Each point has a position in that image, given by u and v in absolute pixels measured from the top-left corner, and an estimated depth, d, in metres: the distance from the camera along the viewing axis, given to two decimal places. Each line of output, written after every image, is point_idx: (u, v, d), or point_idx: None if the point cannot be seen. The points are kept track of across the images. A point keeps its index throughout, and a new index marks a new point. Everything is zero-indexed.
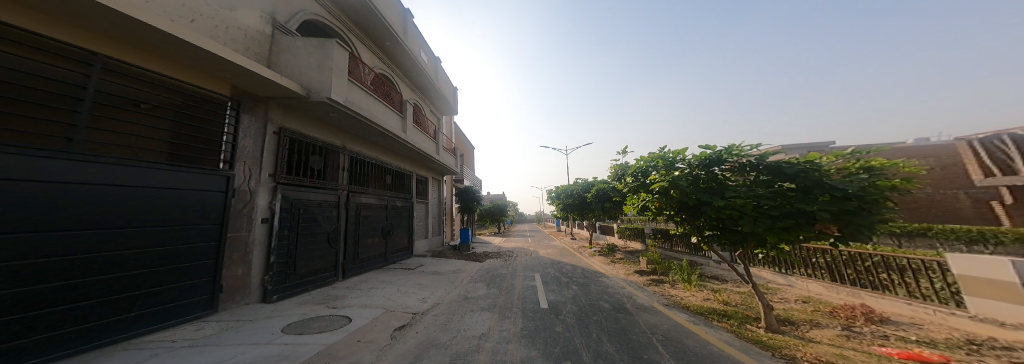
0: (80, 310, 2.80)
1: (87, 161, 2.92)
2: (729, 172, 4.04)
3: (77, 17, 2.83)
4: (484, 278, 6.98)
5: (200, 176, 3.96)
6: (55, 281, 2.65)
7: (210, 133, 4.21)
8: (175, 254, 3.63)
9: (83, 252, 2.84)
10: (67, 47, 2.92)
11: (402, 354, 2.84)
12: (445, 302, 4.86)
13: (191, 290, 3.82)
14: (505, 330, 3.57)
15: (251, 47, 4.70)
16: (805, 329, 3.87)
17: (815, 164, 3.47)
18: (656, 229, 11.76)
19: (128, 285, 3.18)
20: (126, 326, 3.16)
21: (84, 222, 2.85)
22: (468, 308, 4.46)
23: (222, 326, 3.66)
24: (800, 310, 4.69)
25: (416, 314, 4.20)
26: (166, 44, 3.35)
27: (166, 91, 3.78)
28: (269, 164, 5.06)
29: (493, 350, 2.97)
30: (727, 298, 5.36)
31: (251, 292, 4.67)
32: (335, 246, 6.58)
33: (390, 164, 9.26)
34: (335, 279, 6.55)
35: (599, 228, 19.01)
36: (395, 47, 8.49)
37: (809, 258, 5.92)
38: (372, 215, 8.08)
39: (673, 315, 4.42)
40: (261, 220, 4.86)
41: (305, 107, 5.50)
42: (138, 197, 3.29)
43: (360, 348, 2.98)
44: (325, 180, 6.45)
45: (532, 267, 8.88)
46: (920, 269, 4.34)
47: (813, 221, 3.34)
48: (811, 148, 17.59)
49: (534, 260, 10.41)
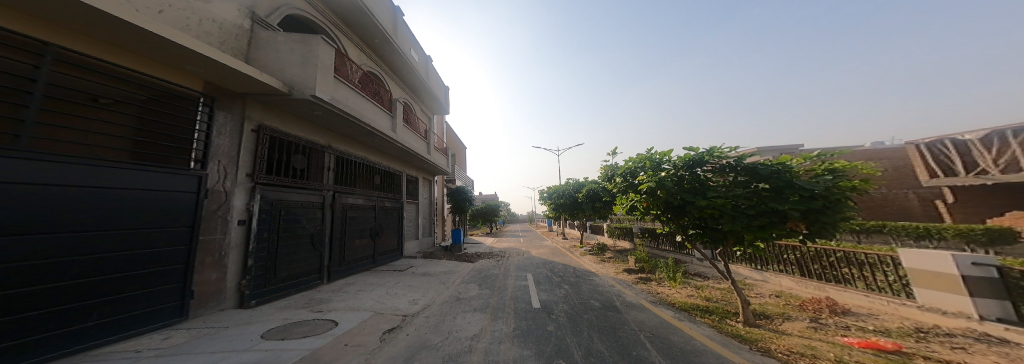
0: (30, 320, 2.59)
1: (38, 160, 2.70)
2: (711, 173, 4.20)
3: (30, 5, 2.63)
4: (476, 279, 6.95)
5: (169, 176, 3.74)
6: (5, 289, 2.45)
7: (180, 131, 3.99)
8: (140, 258, 3.43)
9: (35, 259, 2.64)
10: (16, 37, 2.70)
11: (391, 357, 2.79)
12: (436, 303, 4.81)
13: (159, 297, 3.60)
14: (497, 331, 3.57)
15: (227, 40, 4.48)
16: (778, 322, 4.07)
17: (786, 166, 3.67)
18: (644, 228, 12.07)
19: (84, 293, 2.96)
20: (84, 337, 2.94)
21: (35, 225, 2.64)
22: (458, 309, 4.43)
23: (194, 333, 3.47)
24: (773, 304, 4.92)
25: (406, 316, 4.13)
26: (133, 36, 3.16)
27: (129, 86, 3.55)
28: (247, 163, 4.84)
29: (484, 351, 2.96)
30: (709, 294, 5.57)
31: (226, 297, 4.44)
32: (320, 248, 6.36)
33: (378, 164, 9.03)
34: (320, 282, 6.33)
35: (588, 227, 19.39)
36: (384, 45, 8.31)
37: (781, 254, 6.26)
38: (359, 216, 7.87)
39: (658, 312, 4.55)
40: (237, 222, 4.64)
41: (288, 105, 5.29)
42: (97, 199, 3.07)
43: (346, 352, 2.91)
44: (308, 180, 6.23)
45: (523, 266, 8.90)
46: (876, 263, 4.64)
47: (784, 219, 3.52)
48: (785, 151, 18.67)
49: (525, 260, 10.45)
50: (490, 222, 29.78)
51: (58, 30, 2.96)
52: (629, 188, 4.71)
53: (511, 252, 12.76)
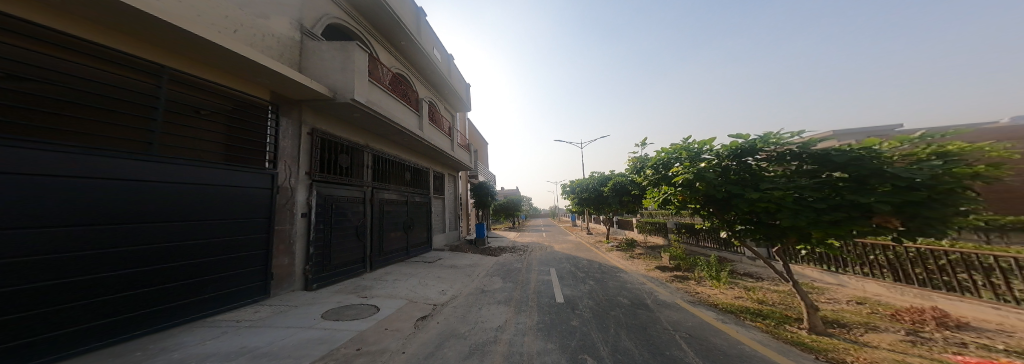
0: (162, 292, 3.27)
1: (160, 163, 3.31)
2: (765, 162, 3.78)
3: (150, 34, 3.17)
4: (500, 272, 7.08)
5: (249, 175, 4.31)
6: (147, 266, 3.16)
7: (254, 136, 4.56)
8: (234, 243, 4.05)
9: (162, 242, 3.29)
10: (141, 62, 3.30)
11: (424, 343, 2.97)
12: (463, 294, 5.01)
13: (248, 277, 4.25)
14: (521, 323, 3.62)
15: (284, 51, 4.98)
16: (858, 332, 3.58)
17: (872, 151, 3.10)
18: (681, 223, 11.42)
19: (188, 272, 3.53)
20: (199, 306, 3.62)
21: (161, 215, 3.28)
22: (483, 301, 4.55)
23: (275, 310, 4.02)
24: (852, 311, 4.33)
25: (437, 306, 4.36)
26: (220, 56, 3.66)
27: (220, 98, 4.15)
28: (306, 162, 5.39)
29: (509, 342, 3.04)
30: (763, 296, 5.10)
31: (294, 280, 5.03)
32: (363, 239, 6.91)
33: (408, 161, 9.48)
34: (364, 270, 6.90)
35: (616, 222, 18.62)
36: (410, 46, 8.64)
37: (865, 255, 5.36)
38: (394, 210, 8.41)
39: (698, 312, 4.30)
40: (301, 214, 5.20)
41: (334, 109, 5.76)
42: (200, 195, 3.68)
43: (386, 335, 3.14)
44: (352, 177, 6.76)
45: (546, 261, 8.85)
46: (1013, 269, 3.73)
47: (868, 214, 3.01)
48: (860, 133, 16.00)
49: (549, 254, 10.44)
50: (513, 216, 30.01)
51: (173, 56, 3.56)
52: (663, 180, 4.45)
53: (536, 247, 12.80)
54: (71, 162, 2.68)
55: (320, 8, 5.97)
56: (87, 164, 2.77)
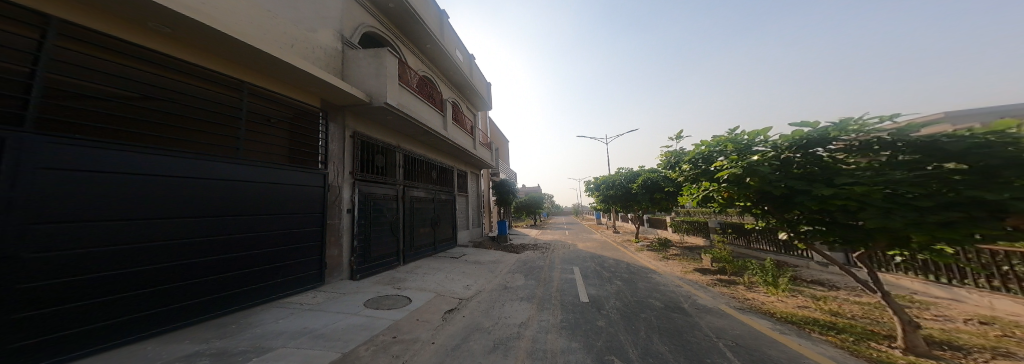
0: (246, 275, 3.95)
1: (238, 164, 3.93)
2: (842, 154, 3.01)
3: (231, 55, 3.79)
4: (523, 269, 7.10)
5: (304, 175, 4.83)
6: (235, 252, 3.84)
7: (308, 140, 5.09)
8: (296, 235, 4.68)
9: (245, 232, 3.95)
10: (228, 79, 3.98)
11: (451, 335, 3.09)
12: (486, 290, 5.13)
13: (307, 265, 4.86)
14: (544, 321, 3.61)
15: (328, 61, 5.42)
16: (979, 358, 2.72)
17: (1007, 136, 2.21)
18: (725, 223, 10.62)
19: (261, 258, 4.16)
20: (272, 288, 4.27)
21: (242, 211, 3.92)
22: (506, 297, 4.61)
23: (328, 296, 4.50)
24: (973, 333, 3.29)
25: (462, 300, 4.52)
26: (280, 69, 4.19)
27: (285, 107, 4.77)
28: (350, 163, 5.87)
29: (533, 338, 3.05)
30: (836, 307, 4.44)
31: (341, 271, 5.51)
32: (396, 234, 7.36)
33: (434, 159, 9.82)
34: (398, 263, 7.35)
35: (647, 221, 17.67)
36: (435, 49, 8.93)
37: (996, 266, 4.09)
38: (423, 207, 8.83)
39: (750, 321, 3.89)
40: (346, 210, 5.69)
41: (370, 113, 6.17)
42: (269, 193, 4.28)
43: (417, 325, 3.34)
44: (387, 176, 7.22)
45: (570, 260, 8.69)
46: None
47: (999, 214, 2.14)
48: None
49: (573, 252, 10.24)
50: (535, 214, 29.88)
51: (251, 73, 4.24)
52: (703, 175, 4.10)
53: (558, 244, 12.66)
54: (179, 164, 3.32)
55: (356, 18, 6.38)
56: (190, 167, 3.41)
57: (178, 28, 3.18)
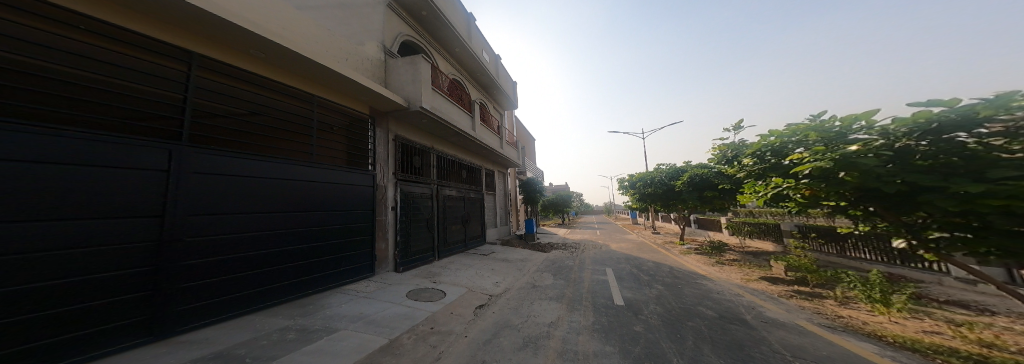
0: (316, 263, 4.46)
1: (309, 167, 4.45)
2: (998, 139, 2.32)
3: (304, 71, 4.30)
4: (551, 268, 7.00)
5: (357, 176, 5.34)
6: (307, 243, 4.35)
7: (360, 144, 5.59)
8: (353, 229, 5.18)
9: (314, 226, 4.48)
10: (300, 92, 4.50)
11: (482, 330, 3.18)
12: (515, 287, 5.16)
13: (361, 256, 5.33)
14: (575, 322, 3.52)
15: (373, 70, 5.89)
16: None
17: None
18: (806, 226, 9.08)
19: (331, 249, 4.74)
20: (335, 276, 4.76)
21: (313, 207, 4.46)
22: (535, 296, 4.59)
23: (378, 285, 4.96)
24: None
25: (492, 296, 4.63)
26: (341, 81, 4.65)
27: (344, 115, 5.29)
28: (393, 164, 6.36)
29: (563, 339, 3.01)
30: (991, 337, 3.25)
31: (386, 264, 5.99)
32: (432, 230, 7.80)
33: (463, 159, 10.11)
34: (432, 258, 7.75)
35: (694, 221, 16.14)
36: (463, 52, 9.21)
37: None
38: (454, 205, 9.20)
39: (848, 345, 3.11)
40: (390, 208, 6.17)
41: (407, 117, 6.59)
42: (332, 192, 4.80)
43: (452, 318, 3.51)
44: (423, 176, 7.67)
45: (602, 260, 8.33)
46: None
47: None
48: None
49: (605, 253, 9.81)
50: (563, 214, 29.09)
51: (318, 86, 4.75)
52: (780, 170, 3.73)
53: (589, 245, 12.23)
54: (267, 168, 3.85)
55: (394, 28, 6.83)
56: (275, 169, 3.95)
57: (271, 53, 3.74)
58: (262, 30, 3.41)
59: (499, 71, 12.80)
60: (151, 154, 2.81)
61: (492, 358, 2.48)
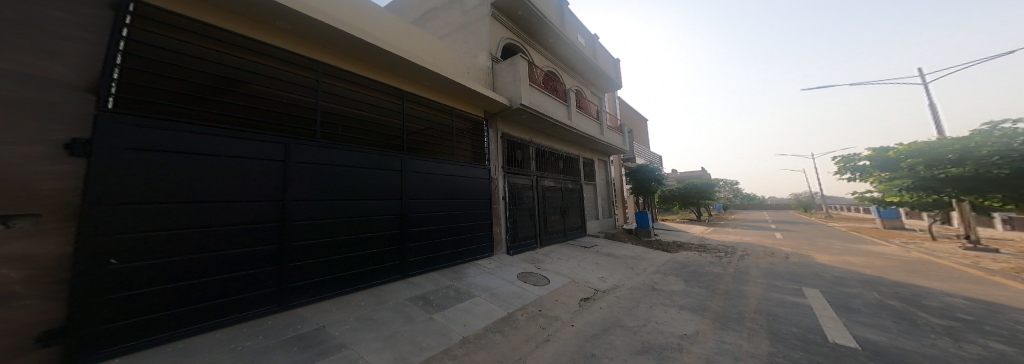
0: (458, 240, 5.10)
1: (452, 164, 5.19)
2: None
3: (447, 90, 5.02)
4: (680, 272, 5.54)
5: (477, 170, 5.78)
6: (452, 226, 5.05)
7: (479, 144, 6.06)
8: (480, 216, 5.71)
9: (457, 212, 5.19)
10: (445, 105, 5.25)
11: (589, 323, 3.15)
12: (627, 286, 4.60)
13: (485, 237, 5.76)
14: (730, 344, 2.68)
15: (485, 77, 6.22)
16: None
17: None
18: None
19: (475, 228, 5.54)
20: (466, 254, 5.27)
21: (457, 197, 5.21)
22: (655, 300, 3.86)
23: (499, 263, 5.39)
24: None
25: (598, 291, 4.41)
26: (469, 93, 5.23)
27: (471, 122, 5.91)
28: (500, 158, 6.40)
29: (705, 357, 2.42)
30: None
31: (501, 247, 6.14)
32: (535, 218, 7.31)
33: (561, 150, 9.12)
34: (536, 245, 7.25)
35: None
36: (558, 40, 8.47)
37: None
38: (552, 195, 8.30)
39: None
40: (502, 197, 6.31)
41: (508, 117, 6.64)
42: (466, 184, 5.46)
43: (557, 305, 3.72)
44: (526, 169, 7.31)
45: (780, 273, 5.63)
46: None
47: None
48: None
49: (802, 265, 6.37)
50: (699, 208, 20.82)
51: (455, 100, 5.44)
52: None
53: (758, 250, 8.47)
54: (430, 167, 4.77)
55: (499, 34, 7.03)
56: (435, 167, 4.87)
57: (436, 81, 4.64)
58: (433, 67, 4.35)
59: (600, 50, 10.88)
60: (373, 157, 3.94)
61: (602, 352, 2.44)
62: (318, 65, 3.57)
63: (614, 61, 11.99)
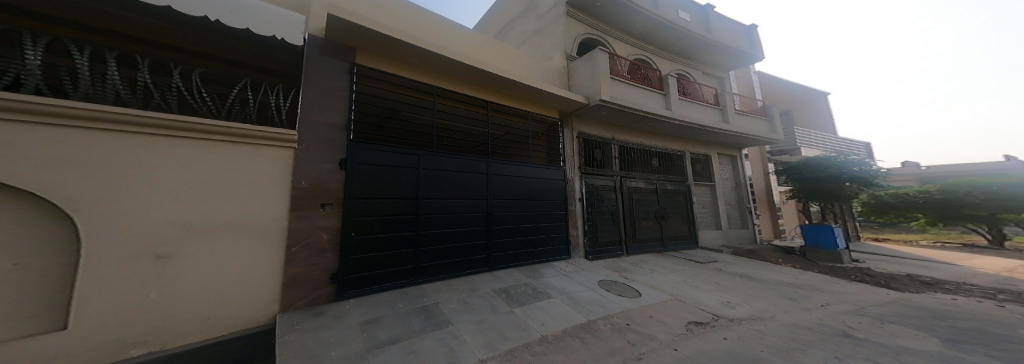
0: (534, 240, 4.80)
1: (531, 168, 4.98)
2: None
3: (519, 94, 4.89)
4: (907, 317, 3.13)
5: (551, 171, 5.30)
6: (529, 226, 4.79)
7: (553, 146, 5.58)
8: (557, 217, 5.23)
9: (534, 212, 4.90)
10: (521, 111, 5.11)
11: (706, 353, 2.27)
12: (775, 319, 3.03)
13: (560, 239, 5.22)
14: None
15: (559, 77, 5.85)
16: None
17: None
18: None
19: (552, 229, 5.12)
20: (542, 255, 4.89)
21: (534, 199, 4.93)
22: (844, 350, 2.33)
23: (577, 268, 4.76)
24: None
25: (718, 316, 3.10)
26: (544, 94, 4.95)
27: (544, 123, 5.55)
28: (576, 157, 5.73)
29: None
30: None
31: (579, 251, 5.44)
32: (619, 224, 6.15)
33: (655, 146, 7.22)
34: (621, 253, 6.10)
35: None
36: (648, 20, 6.87)
37: None
38: (643, 199, 6.74)
39: None
40: (578, 199, 5.60)
41: (586, 114, 5.86)
42: (545, 187, 5.13)
43: (653, 322, 2.87)
44: (605, 168, 6.25)
45: None
46: None
47: None
48: None
49: None
50: None
51: (530, 105, 5.25)
52: None
53: None
54: (514, 170, 4.72)
55: (575, 30, 6.43)
56: (522, 171, 4.84)
57: (515, 88, 4.65)
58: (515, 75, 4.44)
59: (715, 20, 8.23)
60: (472, 164, 4.24)
61: None
62: (435, 89, 4.11)
63: (740, 26, 8.80)
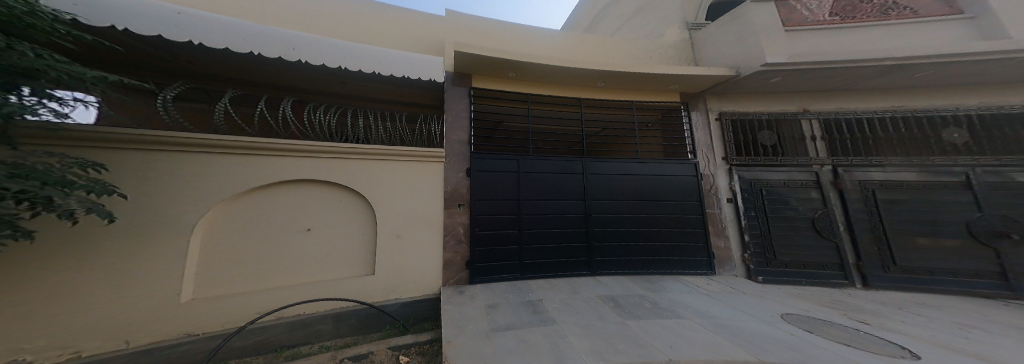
0: (649, 248, 3.93)
1: (648, 166, 4.12)
2: None
3: (618, 85, 4.20)
4: None
5: (676, 165, 4.15)
6: (642, 230, 3.96)
7: (677, 134, 4.38)
8: (685, 221, 4.03)
9: (650, 215, 4.00)
10: (625, 103, 4.39)
11: None
12: None
13: (692, 249, 3.98)
14: None
15: (681, 55, 4.65)
16: None
17: None
18: None
19: (680, 235, 3.98)
20: (663, 265, 3.92)
21: (650, 201, 4.03)
22: None
23: (726, 287, 3.33)
24: None
25: None
26: (657, 75, 3.91)
27: (655, 110, 4.52)
28: (721, 145, 4.20)
29: None
30: None
31: (731, 268, 3.91)
32: (830, 239, 3.70)
33: (928, 108, 3.87)
34: (842, 284, 3.61)
35: None
36: None
37: None
38: (906, 200, 3.64)
39: None
40: (726, 200, 4.05)
41: (737, 87, 4.09)
42: (668, 186, 4.09)
43: None
44: (783, 154, 4.06)
45: None
46: None
47: None
48: None
49: None
50: None
51: (640, 93, 4.35)
52: None
53: None
54: (626, 169, 4.06)
55: None
56: (632, 169, 4.06)
57: (614, 79, 3.98)
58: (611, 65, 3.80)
59: None
60: (574, 165, 3.93)
61: None
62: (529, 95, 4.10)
63: None
